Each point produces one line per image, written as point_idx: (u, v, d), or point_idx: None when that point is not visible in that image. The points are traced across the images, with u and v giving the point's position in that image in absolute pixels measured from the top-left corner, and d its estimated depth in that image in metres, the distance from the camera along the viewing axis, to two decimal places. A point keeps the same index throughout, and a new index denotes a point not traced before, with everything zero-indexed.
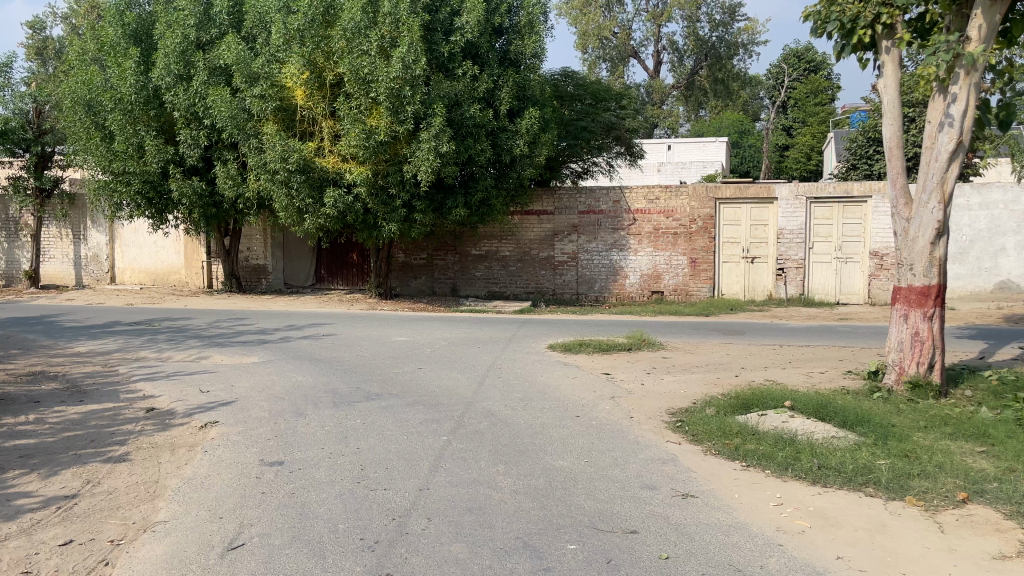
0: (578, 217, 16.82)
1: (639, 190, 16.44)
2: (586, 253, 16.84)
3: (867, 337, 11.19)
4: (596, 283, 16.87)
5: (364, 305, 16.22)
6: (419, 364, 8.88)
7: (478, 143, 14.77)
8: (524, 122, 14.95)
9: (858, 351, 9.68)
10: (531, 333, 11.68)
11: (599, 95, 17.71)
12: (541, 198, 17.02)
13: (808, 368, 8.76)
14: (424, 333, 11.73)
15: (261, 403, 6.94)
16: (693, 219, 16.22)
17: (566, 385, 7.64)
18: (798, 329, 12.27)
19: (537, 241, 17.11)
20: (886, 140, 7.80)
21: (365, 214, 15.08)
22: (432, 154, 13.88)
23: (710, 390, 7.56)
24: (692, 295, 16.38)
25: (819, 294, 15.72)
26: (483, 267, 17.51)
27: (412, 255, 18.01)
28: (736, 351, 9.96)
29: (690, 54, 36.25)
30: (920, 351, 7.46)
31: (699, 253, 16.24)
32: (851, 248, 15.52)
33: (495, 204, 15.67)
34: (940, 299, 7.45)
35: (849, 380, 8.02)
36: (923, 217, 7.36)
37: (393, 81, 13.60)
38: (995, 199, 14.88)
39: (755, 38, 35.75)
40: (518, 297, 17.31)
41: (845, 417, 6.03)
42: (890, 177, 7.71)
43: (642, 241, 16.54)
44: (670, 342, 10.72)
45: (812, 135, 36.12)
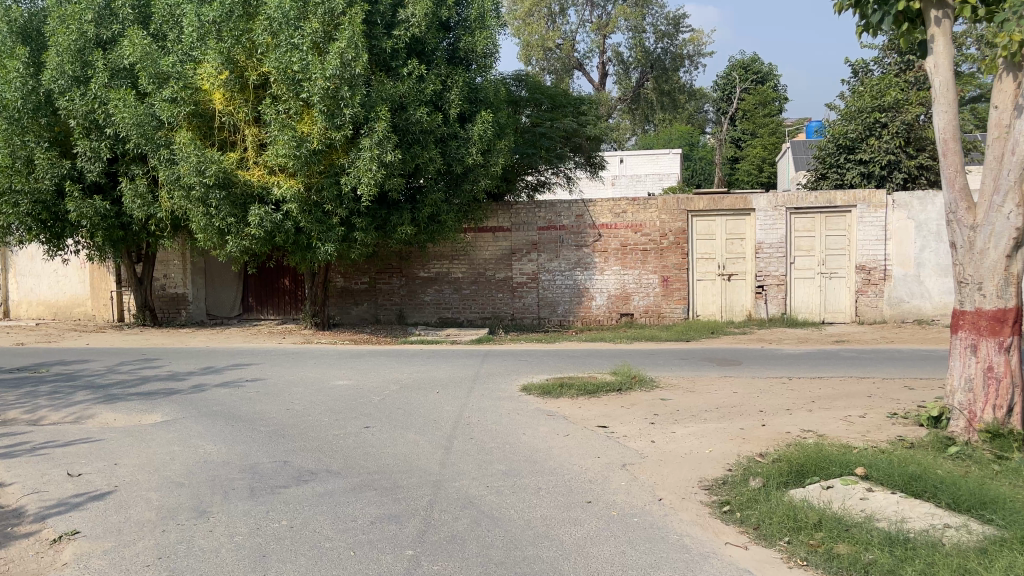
0: (537, 233, 15.20)
1: (604, 203, 14.89)
2: (547, 272, 15.23)
3: (882, 364, 9.77)
4: (559, 305, 15.25)
5: (298, 338, 14.25)
6: (366, 421, 7.06)
7: (426, 151, 13.03)
8: (477, 128, 13.29)
9: (887, 387, 8.24)
10: (496, 369, 9.95)
11: (557, 100, 16.19)
12: (496, 213, 15.33)
13: (842, 410, 7.24)
14: (369, 373, 9.89)
15: (148, 495, 5.03)
16: (664, 234, 14.76)
17: (560, 448, 5.93)
18: (798, 355, 10.82)
19: (492, 261, 15.42)
20: (939, 131, 6.37)
21: (297, 234, 13.14)
22: (374, 164, 12.14)
23: (742, 448, 5.95)
24: (665, 317, 14.89)
25: (802, 313, 14.42)
26: (433, 290, 15.70)
27: (352, 280, 16.04)
28: (745, 388, 8.40)
29: (635, 66, 35.19)
30: (996, 392, 6.00)
31: (672, 271, 14.78)
32: (835, 263, 14.29)
33: (446, 220, 13.93)
34: (1017, 326, 6.02)
35: (902, 426, 6.51)
36: (996, 224, 5.95)
37: (328, 81, 11.81)
38: None
39: (701, 49, 35.01)
40: (473, 323, 15.55)
41: (952, 492, 4.48)
42: (946, 177, 6.31)
43: (608, 258, 15.00)
44: (663, 377, 9.10)
45: (763, 147, 35.38)
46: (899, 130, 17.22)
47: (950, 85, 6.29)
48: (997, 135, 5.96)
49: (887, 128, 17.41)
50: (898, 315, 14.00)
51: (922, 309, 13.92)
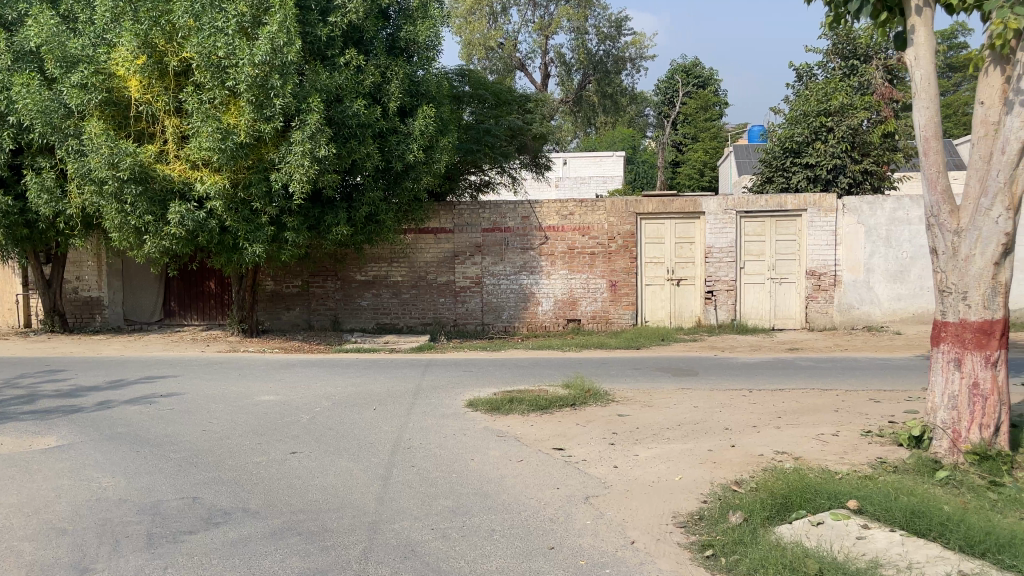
0: (481, 235, 14.51)
1: (550, 205, 14.30)
2: (491, 276, 14.56)
3: (842, 375, 9.38)
4: (503, 311, 14.59)
5: (223, 345, 13.24)
6: (293, 446, 6.26)
7: (363, 146, 12.21)
8: (418, 122, 12.56)
9: (854, 402, 7.81)
10: (439, 382, 9.23)
11: (502, 96, 15.54)
12: (438, 214, 14.60)
13: (812, 427, 6.75)
14: (299, 387, 9.04)
15: (20, 546, 4.17)
16: (613, 237, 14.25)
17: (514, 478, 5.26)
18: (754, 365, 10.37)
19: (433, 263, 14.66)
20: (919, 128, 5.92)
21: (222, 233, 12.17)
22: (307, 160, 11.30)
23: (714, 475, 5.38)
24: (613, 323, 14.37)
25: (752, 319, 14.09)
26: (370, 294, 14.87)
27: (283, 284, 15.06)
28: (705, 403, 7.87)
29: (577, 68, 34.81)
30: (982, 410, 5.56)
31: (620, 275, 14.27)
32: (785, 268, 13.99)
33: (385, 220, 13.13)
34: (1004, 339, 5.60)
35: (880, 445, 6.04)
36: (983, 229, 5.51)
37: (256, 68, 10.93)
38: None
39: (644, 52, 34.86)
40: (413, 329, 14.78)
41: (961, 531, 3.96)
42: (926, 178, 5.87)
43: (555, 262, 14.41)
44: (617, 390, 8.52)
45: (704, 151, 35.39)
46: (845, 135, 17.02)
47: (932, 80, 5.86)
48: (984, 133, 5.54)
49: (833, 132, 17.30)
50: (848, 321, 13.77)
51: (871, 315, 13.70)
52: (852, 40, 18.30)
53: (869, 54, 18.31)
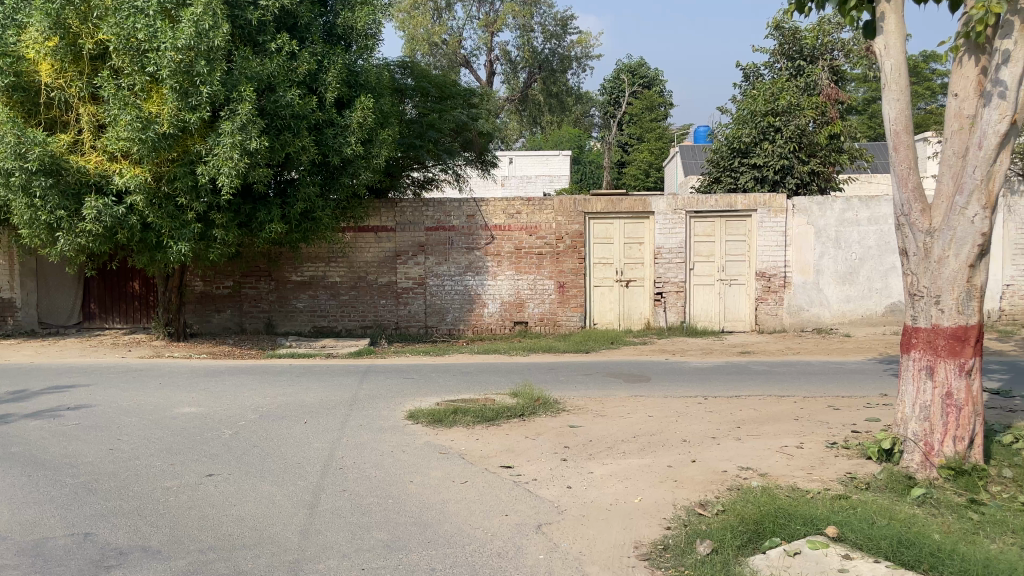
0: (424, 234, 13.91)
1: (497, 203, 13.77)
2: (435, 277, 13.97)
3: (798, 380, 9.08)
4: (447, 313, 14.01)
5: (146, 351, 12.35)
6: (211, 467, 5.61)
7: (298, 138, 11.49)
8: (357, 114, 11.91)
9: (813, 410, 7.48)
10: (377, 391, 8.62)
11: (446, 89, 14.94)
12: (379, 212, 13.94)
13: (774, 439, 6.37)
14: (223, 397, 8.32)
15: None
16: (561, 237, 13.80)
17: (457, 505, 4.73)
18: (708, 370, 10.02)
19: (374, 264, 14.00)
20: (889, 122, 5.59)
21: (143, 231, 11.32)
22: (236, 152, 10.54)
23: (676, 496, 4.93)
24: (561, 325, 13.91)
25: (701, 321, 13.81)
26: (306, 295, 14.13)
27: (213, 285, 14.20)
28: (661, 413, 7.45)
29: (523, 66, 34.34)
30: (956, 422, 5.24)
31: (568, 276, 13.83)
32: (735, 269, 13.74)
33: (321, 217, 12.43)
34: (978, 347, 5.28)
35: (847, 457, 5.69)
36: (958, 229, 5.19)
37: (179, 53, 10.15)
38: (884, 212, 13.42)
39: (589, 52, 34.59)
40: (351, 332, 14.09)
41: (956, 564, 3.57)
42: (897, 174, 5.54)
43: (501, 262, 13.89)
44: (568, 398, 8.04)
45: (650, 152, 35.32)
46: (793, 135, 16.98)
47: (903, 70, 5.53)
48: (958, 126, 5.23)
49: (780, 133, 17.21)
50: (797, 323, 13.59)
51: (821, 317, 13.56)
52: (798, 40, 18.32)
53: (815, 55, 18.22)
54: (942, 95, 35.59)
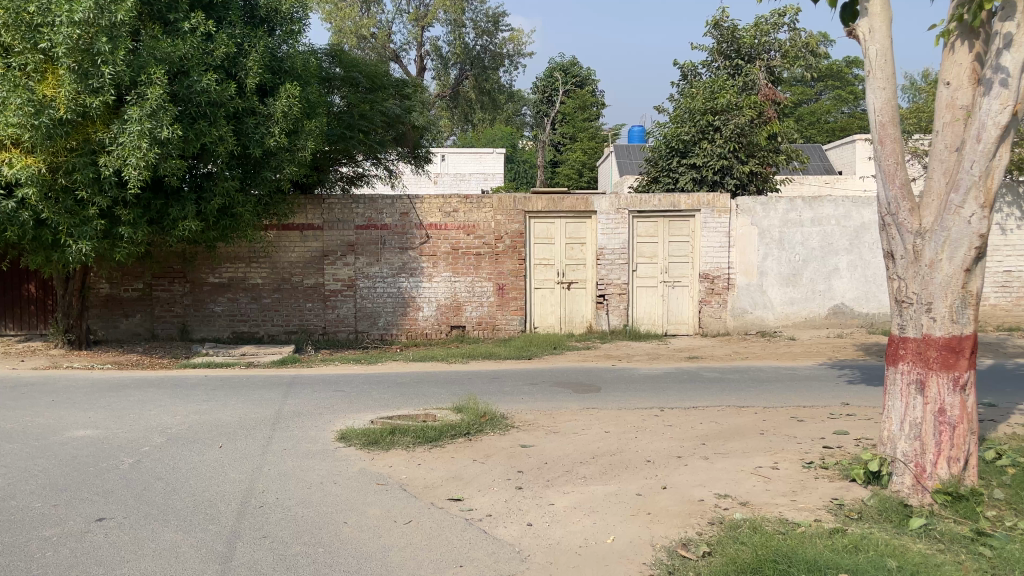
0: (354, 233, 13.05)
1: (432, 200, 13.02)
2: (366, 278, 13.12)
3: (753, 388, 8.65)
4: (379, 317, 13.17)
5: (42, 361, 11.12)
6: (103, 509, 4.74)
7: (215, 128, 10.49)
8: (281, 103, 11.00)
9: (778, 424, 7.02)
10: (304, 406, 7.78)
11: (377, 79, 14.06)
12: (304, 209, 13.00)
13: (744, 458, 5.86)
14: (126, 417, 7.34)
15: None
16: (500, 237, 13.13)
17: (402, 554, 4.03)
18: (658, 377, 9.51)
19: (299, 264, 13.05)
20: (874, 113, 5.11)
21: (38, 228, 10.16)
22: (144, 141, 9.51)
23: (653, 533, 4.34)
24: (500, 330, 13.24)
25: (644, 324, 13.36)
26: (225, 298, 13.08)
27: (120, 287, 13.01)
28: (618, 429, 6.86)
29: (454, 62, 33.49)
30: (951, 441, 4.79)
31: (507, 278, 13.17)
32: (679, 271, 13.33)
33: (241, 214, 11.43)
34: (972, 360, 4.85)
35: (829, 479, 5.20)
36: (953, 230, 4.74)
37: (75, 28, 9.14)
38: (827, 213, 13.23)
39: (522, 49, 34.01)
40: (275, 338, 13.11)
41: None
42: (882, 171, 5.06)
43: (437, 263, 13.14)
44: (515, 413, 7.38)
45: (583, 151, 35.00)
46: (732, 135, 16.69)
47: (890, 56, 5.07)
48: (952, 117, 4.80)
49: (719, 133, 16.94)
50: (741, 326, 13.28)
51: (765, 320, 13.29)
52: (735, 39, 18.12)
53: (752, 54, 18.10)
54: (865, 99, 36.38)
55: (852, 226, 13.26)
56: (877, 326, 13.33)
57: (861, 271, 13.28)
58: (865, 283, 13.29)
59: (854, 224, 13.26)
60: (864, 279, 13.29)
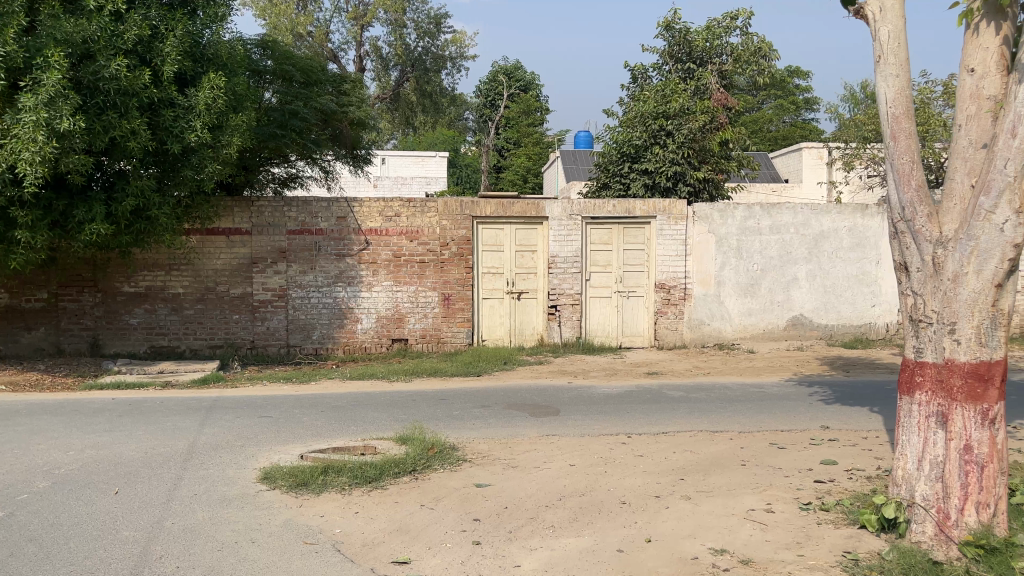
0: (286, 238, 12.02)
1: (372, 204, 12.09)
2: (298, 288, 12.09)
3: (722, 409, 7.98)
4: (314, 330, 12.14)
5: None
6: None
7: (126, 120, 9.37)
8: (203, 93, 9.95)
9: (758, 453, 6.33)
10: (223, 437, 6.79)
11: (312, 73, 13.06)
12: (231, 212, 11.92)
13: (732, 497, 5.14)
14: (7, 453, 6.22)
15: None
16: (445, 243, 12.26)
17: None
18: (619, 396, 8.77)
19: (224, 272, 11.95)
20: (884, 104, 4.47)
21: None
22: (40, 133, 8.38)
23: None
24: (445, 343, 12.35)
25: (598, 337, 12.66)
26: (142, 310, 11.88)
27: (22, 297, 11.69)
28: (584, 461, 6.08)
29: (394, 63, 32.47)
30: (979, 483, 4.14)
31: (454, 287, 12.30)
32: (634, 280, 12.66)
33: (158, 216, 10.29)
34: (1001, 389, 4.21)
35: (834, 526, 4.51)
36: (983, 238, 4.10)
37: None
38: (786, 221, 12.75)
39: (464, 52, 33.21)
40: (198, 353, 11.96)
41: None
42: (894, 170, 4.42)
43: (377, 271, 12.19)
44: (467, 443, 6.52)
45: (527, 157, 34.35)
46: (684, 140, 16.11)
47: (903, 39, 4.44)
48: (978, 109, 4.22)
49: (673, 138, 16.29)
50: (698, 339, 12.70)
51: (722, 331, 12.73)
52: (687, 42, 17.71)
53: (704, 58, 17.78)
54: (805, 109, 36.69)
55: (811, 235, 12.81)
56: (836, 338, 12.90)
57: (820, 281, 12.84)
58: (824, 294, 12.85)
59: (813, 232, 12.81)
60: (823, 290, 12.85)
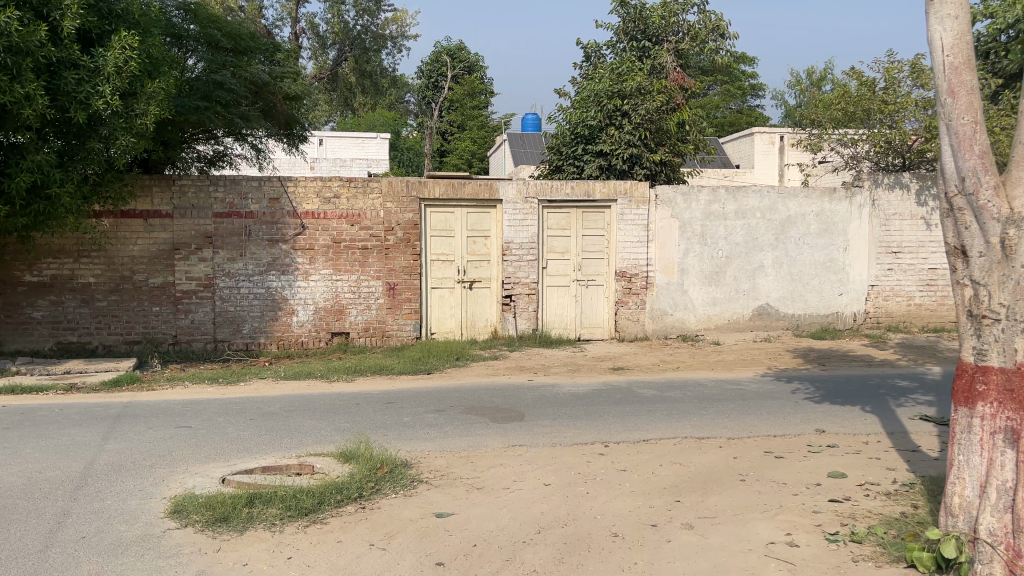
0: (212, 222, 10.81)
1: (308, 183, 10.96)
2: (226, 277, 10.90)
3: (703, 411, 7.20)
4: (244, 324, 10.98)
5: None
6: None
7: (18, 82, 8.09)
8: (112, 54, 8.69)
9: (756, 465, 5.56)
10: (130, 456, 5.69)
11: (240, 40, 11.76)
12: (149, 192, 10.65)
13: (742, 525, 4.33)
14: None
15: None
16: (390, 228, 11.22)
17: None
18: (587, 395, 7.92)
19: (142, 259, 10.68)
20: (938, 53, 3.69)
21: None
22: None
23: None
24: (389, 337, 11.34)
25: (556, 328, 11.82)
26: (46, 301, 10.55)
27: None
28: (561, 478, 5.21)
29: (332, 42, 30.93)
30: None
31: (400, 276, 11.28)
32: (593, 268, 11.85)
33: (60, 196, 9.00)
34: None
35: (875, 565, 3.75)
36: None
37: None
38: (752, 205, 12.09)
39: (406, 31, 31.83)
40: (112, 350, 10.69)
41: None
42: (951, 133, 3.64)
43: (315, 258, 11.09)
44: (421, 459, 5.58)
45: (472, 140, 33.27)
46: (642, 121, 15.26)
47: None
48: None
49: (629, 118, 15.47)
50: (660, 330, 11.98)
51: (685, 322, 12.04)
52: (642, 19, 16.94)
53: (659, 36, 17.06)
54: (751, 96, 36.52)
55: (778, 220, 12.18)
56: (803, 328, 12.33)
57: (786, 269, 12.24)
58: (790, 282, 12.26)
59: (780, 217, 12.18)
60: (789, 278, 12.25)
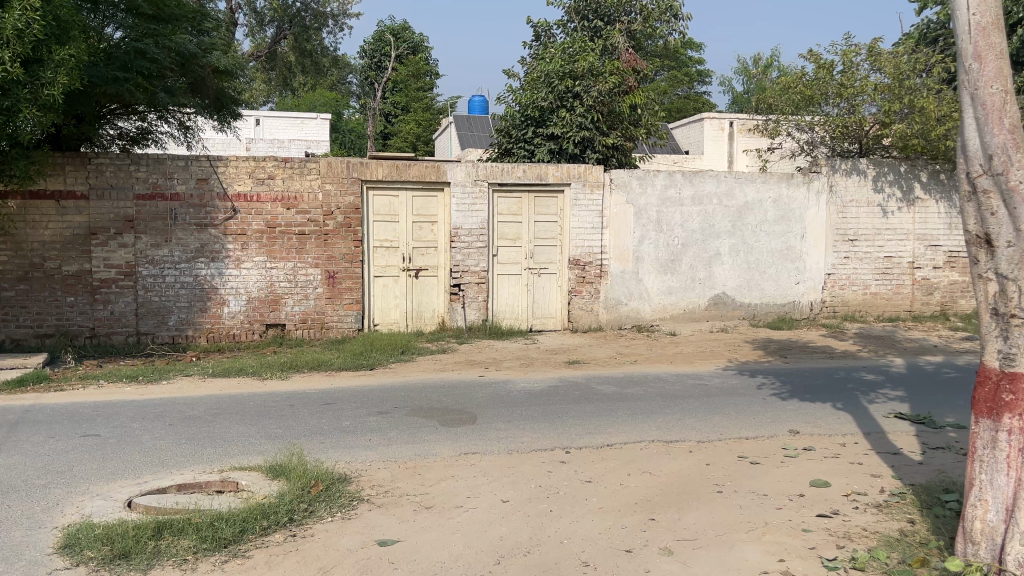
0: (133, 205, 9.90)
1: (239, 163, 10.13)
2: (149, 264, 10.02)
3: (668, 410, 6.72)
4: (170, 315, 10.12)
5: None
6: None
7: None
8: (11, 16, 7.72)
9: (732, 472, 5.09)
10: (20, 474, 4.90)
11: (163, 6, 10.75)
12: (61, 171, 9.67)
13: (729, 549, 3.83)
14: None
15: None
16: (329, 212, 10.47)
17: None
18: (543, 393, 7.36)
19: (54, 245, 9.72)
20: (962, 12, 3.21)
21: None
22: None
23: None
24: (329, 329, 10.61)
25: (506, 319, 11.25)
26: None
27: None
28: (520, 493, 4.64)
29: (270, 19, 29.53)
30: None
31: (340, 264, 10.56)
32: (546, 255, 11.30)
33: None
34: None
35: None
36: None
37: None
38: (708, 191, 11.69)
39: (348, 9, 30.61)
40: (21, 345, 9.72)
41: None
42: (975, 105, 3.17)
43: (248, 244, 10.28)
44: (363, 473, 4.94)
45: (417, 123, 32.29)
46: (593, 103, 14.76)
47: None
48: None
49: (581, 100, 14.94)
50: (615, 320, 11.52)
51: (640, 312, 11.59)
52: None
53: (611, 16, 16.74)
54: (699, 81, 36.36)
55: (735, 206, 11.81)
56: (760, 318, 12.02)
57: (743, 257, 11.89)
58: (747, 270, 11.93)
59: (737, 203, 11.81)
60: (745, 266, 11.91)
